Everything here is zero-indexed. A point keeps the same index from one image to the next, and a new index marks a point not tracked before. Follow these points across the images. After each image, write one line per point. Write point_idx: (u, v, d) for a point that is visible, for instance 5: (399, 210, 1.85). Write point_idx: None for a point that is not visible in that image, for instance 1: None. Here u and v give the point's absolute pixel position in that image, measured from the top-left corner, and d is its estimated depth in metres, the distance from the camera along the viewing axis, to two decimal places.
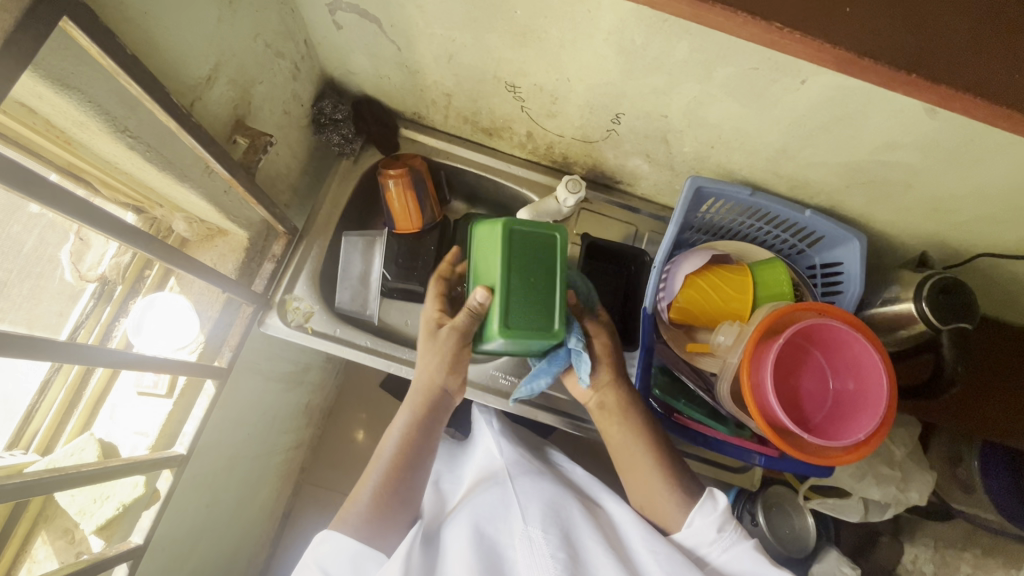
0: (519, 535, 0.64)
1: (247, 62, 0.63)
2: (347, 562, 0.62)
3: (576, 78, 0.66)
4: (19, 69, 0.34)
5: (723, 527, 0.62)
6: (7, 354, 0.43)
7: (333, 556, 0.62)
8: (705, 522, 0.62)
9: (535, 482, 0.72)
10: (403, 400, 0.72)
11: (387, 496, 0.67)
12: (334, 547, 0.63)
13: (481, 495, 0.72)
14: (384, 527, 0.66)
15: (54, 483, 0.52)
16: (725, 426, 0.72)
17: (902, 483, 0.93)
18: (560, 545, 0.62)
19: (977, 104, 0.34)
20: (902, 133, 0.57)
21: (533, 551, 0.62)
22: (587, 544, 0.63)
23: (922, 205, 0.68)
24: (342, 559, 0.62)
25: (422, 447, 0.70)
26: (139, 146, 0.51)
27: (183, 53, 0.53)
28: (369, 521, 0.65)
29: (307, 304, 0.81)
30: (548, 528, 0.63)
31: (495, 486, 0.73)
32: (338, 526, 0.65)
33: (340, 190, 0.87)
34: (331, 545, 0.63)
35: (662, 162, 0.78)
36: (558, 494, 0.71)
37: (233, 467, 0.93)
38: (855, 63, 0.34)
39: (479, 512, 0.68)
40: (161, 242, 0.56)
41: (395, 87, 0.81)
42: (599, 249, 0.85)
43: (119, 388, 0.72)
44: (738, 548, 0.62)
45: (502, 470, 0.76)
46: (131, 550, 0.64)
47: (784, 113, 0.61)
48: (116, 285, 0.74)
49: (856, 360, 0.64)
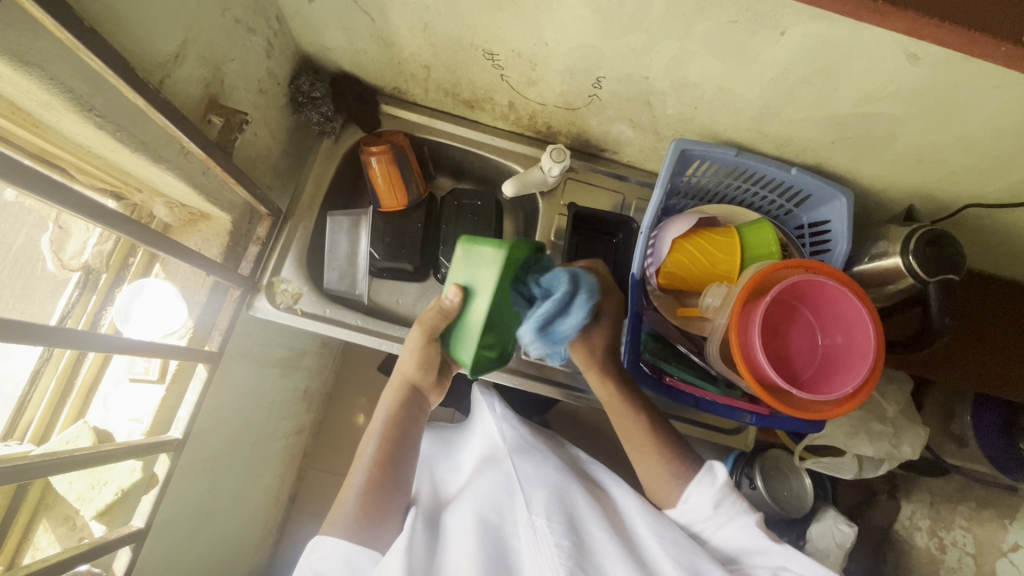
0: (524, 524, 0.64)
1: (216, 38, 0.61)
2: (341, 562, 0.65)
3: (554, 41, 0.65)
4: None
5: (719, 503, 0.65)
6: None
7: (327, 557, 0.65)
8: (702, 498, 0.66)
9: (538, 473, 0.73)
10: (379, 397, 0.74)
11: (373, 495, 0.68)
12: (328, 550, 0.65)
13: (481, 482, 0.73)
14: (375, 526, 0.67)
15: (50, 467, 0.52)
16: (715, 387, 0.72)
17: (895, 438, 0.94)
18: (564, 533, 0.62)
19: (946, 31, 0.35)
20: (885, 81, 0.57)
21: (538, 539, 0.62)
22: (594, 536, 0.64)
23: (908, 157, 0.67)
24: (334, 559, 0.65)
25: (402, 440, 0.72)
26: (108, 126, 0.50)
27: (148, 28, 0.51)
28: (357, 522, 0.67)
29: (295, 286, 0.80)
30: (551, 517, 0.64)
31: (496, 471, 0.74)
32: (329, 530, 0.68)
33: (323, 168, 0.86)
34: (325, 550, 0.65)
35: (646, 127, 0.78)
36: (563, 486, 0.71)
37: (233, 453, 0.94)
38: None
39: (479, 499, 0.69)
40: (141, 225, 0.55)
41: (372, 61, 0.79)
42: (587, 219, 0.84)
43: (111, 375, 0.72)
44: (734, 523, 0.65)
45: (503, 457, 0.77)
46: (131, 534, 0.64)
47: (765, 68, 0.60)
48: (101, 273, 0.72)
49: (845, 315, 0.65)
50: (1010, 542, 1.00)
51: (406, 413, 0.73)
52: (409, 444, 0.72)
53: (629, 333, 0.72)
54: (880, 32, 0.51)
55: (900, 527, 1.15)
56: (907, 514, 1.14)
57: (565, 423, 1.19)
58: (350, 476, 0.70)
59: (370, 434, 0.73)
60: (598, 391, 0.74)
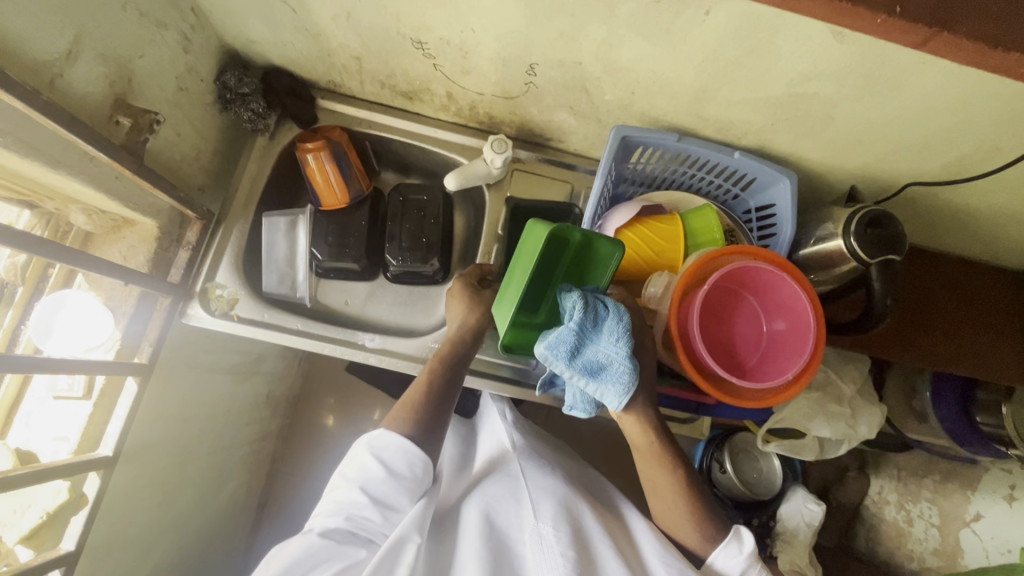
0: (530, 531, 0.65)
1: (119, 34, 0.58)
2: (402, 456, 0.63)
3: (480, 28, 0.63)
4: None
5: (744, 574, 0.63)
6: None
7: (389, 445, 0.63)
8: (727, 564, 0.64)
9: (546, 481, 0.73)
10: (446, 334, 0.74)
11: (435, 404, 0.67)
12: (391, 439, 0.63)
13: (492, 485, 0.73)
14: (430, 435, 0.66)
15: None
16: (662, 379, 0.71)
17: (851, 419, 0.94)
18: (569, 544, 0.62)
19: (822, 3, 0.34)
20: (814, 60, 0.55)
21: (544, 548, 0.62)
22: (597, 547, 0.64)
23: (846, 137, 0.66)
24: (398, 450, 0.63)
25: (463, 357, 0.71)
26: None
27: (28, 24, 0.47)
28: (418, 427, 0.65)
29: (231, 291, 0.77)
30: (558, 525, 0.64)
31: (506, 476, 0.74)
32: (390, 425, 0.66)
33: (259, 167, 0.82)
34: (389, 437, 0.63)
35: (588, 114, 0.76)
36: (568, 496, 0.71)
37: (185, 465, 0.91)
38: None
39: (489, 503, 0.70)
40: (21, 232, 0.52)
41: (301, 54, 0.76)
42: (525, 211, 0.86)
43: (33, 394, 0.67)
44: None
45: (512, 462, 0.77)
46: (61, 558, 0.62)
47: (694, 50, 0.58)
48: (16, 287, 0.68)
49: (787, 301, 0.64)
50: (971, 513, 1.01)
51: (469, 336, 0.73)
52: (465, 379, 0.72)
53: None
54: None
55: (871, 503, 1.18)
56: (877, 490, 1.17)
57: None
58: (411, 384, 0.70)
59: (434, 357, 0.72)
60: (631, 436, 0.67)
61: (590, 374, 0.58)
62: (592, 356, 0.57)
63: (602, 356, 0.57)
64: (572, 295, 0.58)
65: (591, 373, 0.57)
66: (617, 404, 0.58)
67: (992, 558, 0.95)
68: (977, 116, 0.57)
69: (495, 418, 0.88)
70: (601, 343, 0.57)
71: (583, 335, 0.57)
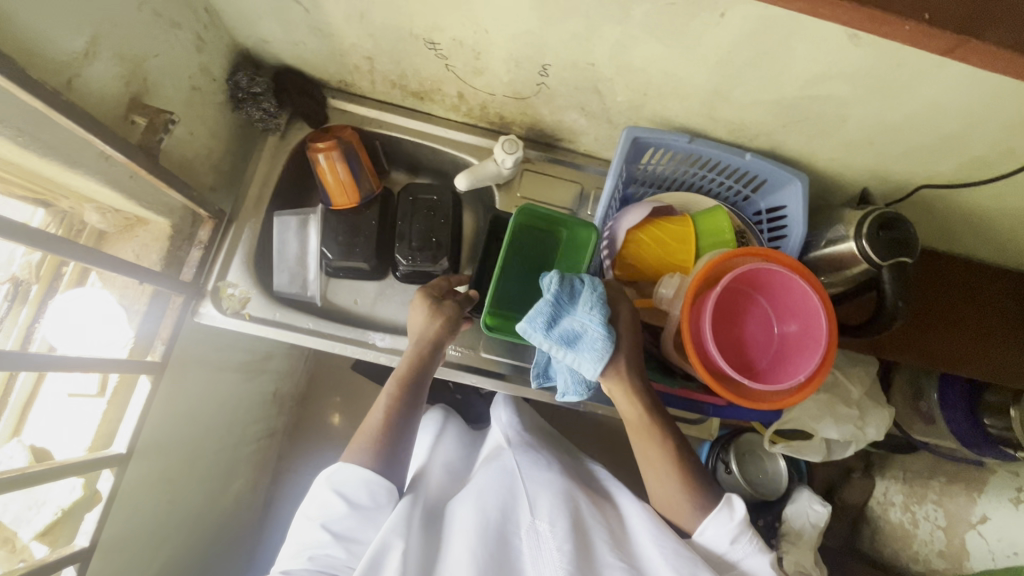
0: (527, 528, 0.65)
1: (135, 33, 0.58)
2: (361, 487, 0.64)
3: (493, 29, 0.63)
4: None
5: (735, 539, 0.62)
6: None
7: (346, 479, 0.64)
8: (718, 533, 0.62)
9: (545, 478, 0.74)
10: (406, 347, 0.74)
11: (394, 428, 0.68)
12: (348, 473, 0.65)
13: (487, 481, 0.73)
14: (389, 461, 0.67)
15: None
16: (671, 379, 0.71)
17: (860, 420, 0.94)
18: (566, 538, 0.62)
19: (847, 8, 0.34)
20: (829, 62, 0.55)
21: (540, 544, 0.62)
22: (596, 541, 0.64)
23: (859, 138, 0.66)
24: (357, 481, 0.64)
25: (422, 374, 0.71)
26: (7, 131, 0.47)
27: (46, 24, 0.47)
28: (376, 455, 0.67)
29: (242, 289, 0.78)
30: (555, 521, 0.64)
31: (503, 473, 0.75)
32: (349, 457, 0.67)
33: (270, 167, 0.83)
34: (346, 471, 0.65)
35: (599, 115, 0.76)
36: (568, 491, 0.71)
37: (193, 461, 0.92)
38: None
39: (480, 497, 0.69)
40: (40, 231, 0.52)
41: (313, 53, 0.76)
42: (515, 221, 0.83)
43: (48, 390, 0.67)
44: (751, 560, 0.61)
45: (510, 459, 0.78)
46: (74, 554, 0.62)
47: (708, 52, 0.58)
48: (31, 284, 0.68)
49: (799, 302, 0.64)
50: (977, 515, 1.00)
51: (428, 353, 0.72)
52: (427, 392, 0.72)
53: None
54: None
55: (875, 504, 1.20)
56: (882, 491, 1.19)
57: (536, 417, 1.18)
58: (372, 410, 0.70)
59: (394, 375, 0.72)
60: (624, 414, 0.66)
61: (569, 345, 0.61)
62: (569, 327, 0.61)
63: (578, 326, 0.61)
64: (549, 272, 0.64)
65: (568, 341, 0.61)
66: (594, 373, 0.60)
67: (997, 561, 0.94)
68: (993, 119, 0.57)
69: (497, 420, 0.89)
70: (576, 314, 0.61)
71: (559, 307, 0.62)
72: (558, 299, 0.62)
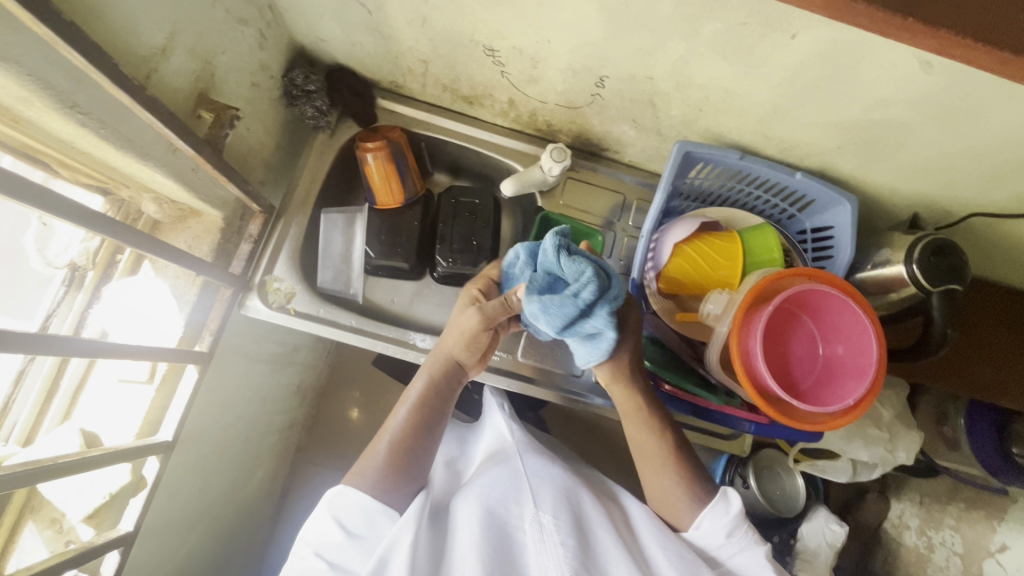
0: (530, 519, 0.64)
1: (207, 29, 0.59)
2: (360, 514, 0.64)
3: (556, 39, 0.63)
4: None
5: (731, 531, 0.63)
6: None
7: (347, 505, 0.64)
8: (716, 525, 0.64)
9: (547, 470, 0.72)
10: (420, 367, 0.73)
11: (402, 459, 0.68)
12: (350, 499, 0.64)
13: (490, 473, 0.72)
14: (397, 488, 0.67)
15: (30, 477, 0.51)
16: (716, 395, 0.70)
17: (890, 444, 0.94)
18: (570, 533, 0.62)
19: (980, 50, 0.33)
20: (896, 88, 0.55)
21: (543, 537, 0.62)
22: (600, 536, 0.64)
23: (915, 164, 0.66)
24: (357, 510, 0.64)
25: (433, 401, 0.71)
26: (91, 123, 0.48)
27: (134, 19, 0.49)
28: (381, 480, 0.66)
29: (288, 284, 0.78)
30: (558, 515, 0.64)
31: (505, 465, 0.73)
32: (353, 481, 0.67)
33: (317, 164, 0.84)
34: (348, 498, 0.64)
35: (649, 127, 0.76)
36: (569, 484, 0.71)
37: (224, 450, 0.93)
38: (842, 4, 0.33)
39: (484, 489, 0.68)
40: (125, 226, 0.55)
41: (368, 54, 0.77)
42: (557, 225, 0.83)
43: (100, 376, 0.69)
44: (747, 554, 0.63)
45: (513, 452, 0.77)
46: (122, 538, 0.64)
47: (774, 72, 0.59)
48: (88, 271, 0.69)
49: (848, 326, 0.64)
50: (997, 543, 1.00)
51: (442, 381, 0.72)
52: (440, 416, 0.72)
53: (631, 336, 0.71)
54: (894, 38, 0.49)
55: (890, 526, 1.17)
56: (897, 513, 1.17)
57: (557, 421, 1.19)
58: (378, 438, 0.70)
59: (406, 399, 0.72)
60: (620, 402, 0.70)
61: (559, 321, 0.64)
62: (582, 324, 0.61)
63: (589, 326, 0.61)
64: (585, 267, 0.58)
65: (576, 333, 0.62)
66: (588, 363, 0.65)
67: None
68: None
69: (494, 410, 0.87)
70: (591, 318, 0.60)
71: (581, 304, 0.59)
72: (582, 298, 0.58)
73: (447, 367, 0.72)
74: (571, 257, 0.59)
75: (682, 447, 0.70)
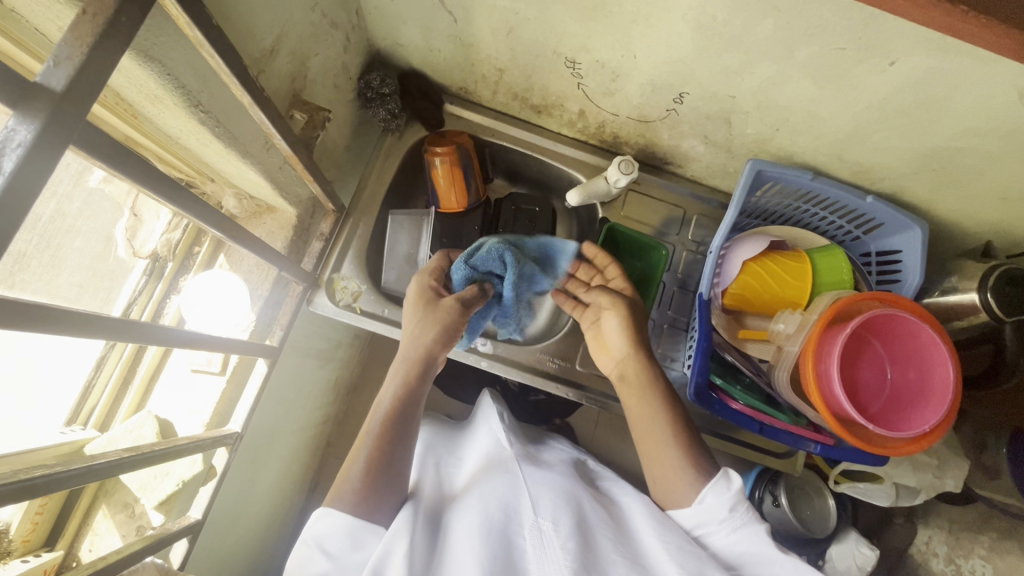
0: (530, 526, 0.60)
1: (306, 33, 0.61)
2: (344, 535, 0.56)
3: (643, 54, 0.64)
4: (128, 44, 0.32)
5: (734, 506, 0.59)
6: (99, 335, 0.41)
7: (331, 531, 0.56)
8: (716, 501, 0.60)
9: (544, 476, 0.68)
10: (390, 369, 0.70)
11: (381, 473, 0.61)
12: (332, 523, 0.56)
13: (485, 480, 0.68)
14: (380, 503, 0.60)
15: (106, 469, 0.47)
16: (783, 414, 0.71)
17: (938, 470, 0.93)
18: (571, 535, 0.57)
19: None
20: (988, 118, 0.56)
21: (544, 543, 0.57)
22: (600, 542, 0.59)
23: (993, 193, 0.66)
24: (341, 533, 0.56)
25: (409, 403, 0.67)
26: (209, 121, 0.49)
27: (252, 22, 0.50)
28: (366, 496, 0.59)
29: (354, 283, 0.79)
30: (559, 519, 0.60)
31: (501, 472, 0.69)
32: (333, 503, 0.59)
33: (385, 165, 0.85)
34: (330, 521, 0.57)
35: (720, 144, 0.76)
36: (569, 489, 0.67)
37: (272, 442, 0.94)
38: (992, 27, 0.34)
39: (482, 495, 0.64)
40: (231, 220, 0.51)
41: (444, 60, 0.78)
42: (619, 236, 0.83)
43: (172, 365, 0.72)
44: (747, 532, 0.58)
45: (508, 458, 0.72)
46: (190, 525, 0.63)
47: (863, 96, 0.59)
48: (167, 262, 0.72)
49: (920, 351, 0.64)
50: None
51: (416, 380, 0.69)
52: (415, 418, 0.67)
53: (699, 353, 0.69)
54: (998, 69, 0.50)
55: (915, 552, 1.09)
56: (924, 538, 1.08)
57: (590, 428, 1.19)
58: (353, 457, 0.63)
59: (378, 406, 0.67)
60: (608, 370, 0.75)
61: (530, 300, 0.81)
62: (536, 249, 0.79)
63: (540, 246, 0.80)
64: (479, 252, 0.75)
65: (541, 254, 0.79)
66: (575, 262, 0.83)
67: None
68: None
69: (488, 417, 0.84)
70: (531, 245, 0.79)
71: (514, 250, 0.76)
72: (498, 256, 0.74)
73: (418, 362, 0.69)
74: (472, 262, 0.75)
75: (684, 419, 0.68)
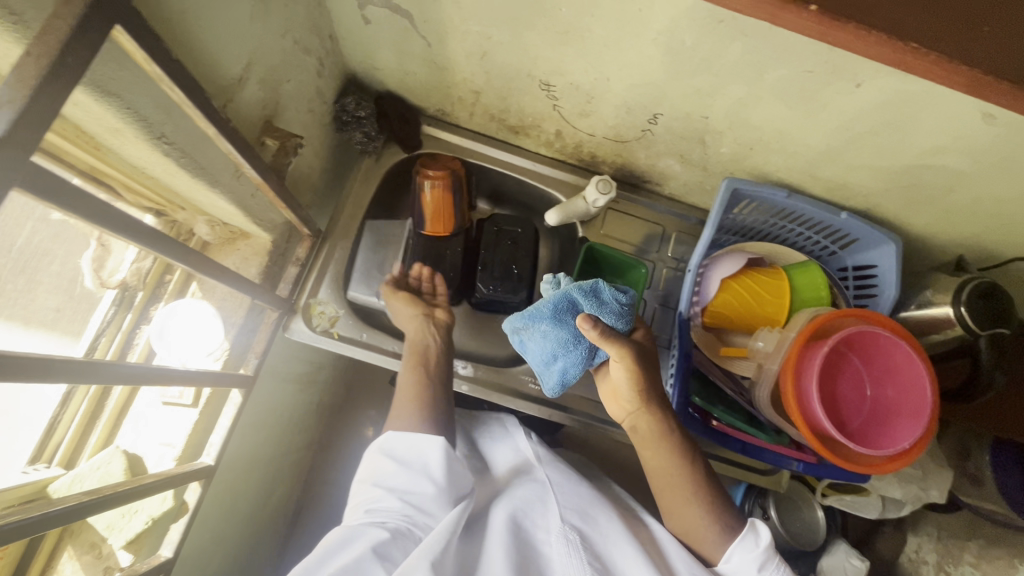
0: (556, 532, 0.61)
1: (277, 59, 0.60)
2: (410, 445, 0.62)
3: (615, 77, 0.64)
4: (77, 82, 0.32)
5: (764, 566, 0.57)
6: (61, 378, 0.40)
7: (400, 443, 0.63)
8: (744, 559, 0.58)
9: (576, 485, 0.69)
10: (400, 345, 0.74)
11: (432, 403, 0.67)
12: (406, 440, 0.63)
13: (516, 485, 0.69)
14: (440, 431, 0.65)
15: (75, 513, 0.46)
16: (765, 433, 0.70)
17: (923, 481, 0.93)
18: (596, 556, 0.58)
19: None
20: (952, 138, 0.57)
21: (570, 551, 0.58)
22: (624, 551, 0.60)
23: (963, 209, 0.67)
24: (409, 442, 0.63)
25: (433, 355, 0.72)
26: (174, 152, 0.49)
27: (217, 51, 0.50)
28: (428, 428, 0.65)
29: (332, 308, 0.78)
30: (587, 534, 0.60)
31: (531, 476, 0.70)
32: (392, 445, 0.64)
33: (363, 188, 0.84)
34: (404, 437, 0.63)
35: (695, 162, 0.77)
36: (598, 500, 0.67)
37: (249, 471, 0.91)
38: (945, 65, 0.34)
39: (512, 498, 0.65)
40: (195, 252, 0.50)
41: (419, 83, 0.78)
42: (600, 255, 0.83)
43: (143, 397, 0.70)
44: None
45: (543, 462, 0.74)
46: (161, 564, 0.62)
47: (832, 117, 0.60)
48: (137, 292, 0.70)
49: (894, 366, 0.64)
50: None
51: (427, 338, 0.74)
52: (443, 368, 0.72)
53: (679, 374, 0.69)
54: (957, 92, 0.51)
55: (904, 561, 1.09)
56: (914, 547, 1.08)
57: (576, 445, 1.18)
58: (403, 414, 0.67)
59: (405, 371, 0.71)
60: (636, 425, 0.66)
61: (557, 300, 0.64)
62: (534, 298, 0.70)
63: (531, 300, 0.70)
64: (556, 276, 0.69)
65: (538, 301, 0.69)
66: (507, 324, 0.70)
67: None
68: None
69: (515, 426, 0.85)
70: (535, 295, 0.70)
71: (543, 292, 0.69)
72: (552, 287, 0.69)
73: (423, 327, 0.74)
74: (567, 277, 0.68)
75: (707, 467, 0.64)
